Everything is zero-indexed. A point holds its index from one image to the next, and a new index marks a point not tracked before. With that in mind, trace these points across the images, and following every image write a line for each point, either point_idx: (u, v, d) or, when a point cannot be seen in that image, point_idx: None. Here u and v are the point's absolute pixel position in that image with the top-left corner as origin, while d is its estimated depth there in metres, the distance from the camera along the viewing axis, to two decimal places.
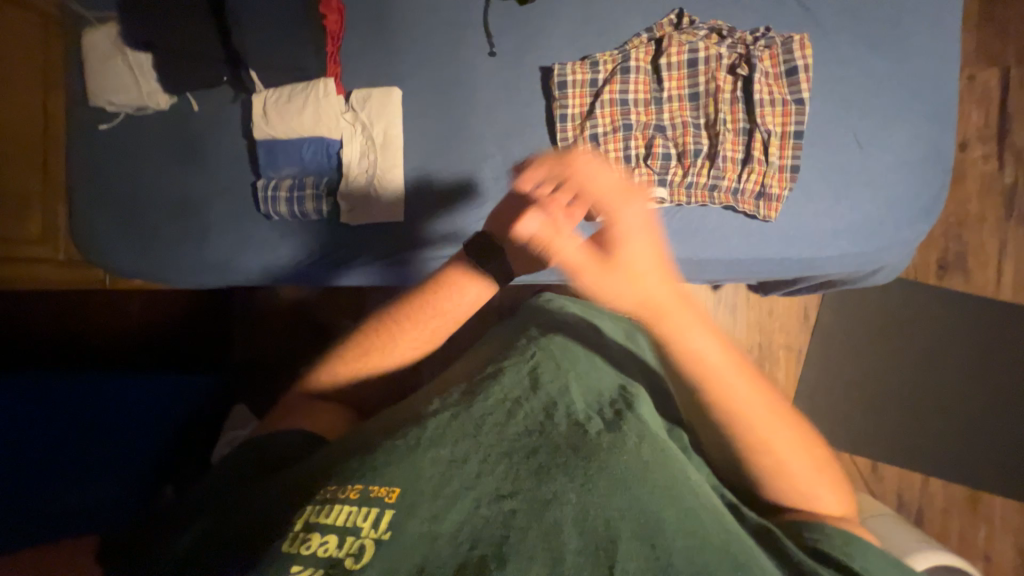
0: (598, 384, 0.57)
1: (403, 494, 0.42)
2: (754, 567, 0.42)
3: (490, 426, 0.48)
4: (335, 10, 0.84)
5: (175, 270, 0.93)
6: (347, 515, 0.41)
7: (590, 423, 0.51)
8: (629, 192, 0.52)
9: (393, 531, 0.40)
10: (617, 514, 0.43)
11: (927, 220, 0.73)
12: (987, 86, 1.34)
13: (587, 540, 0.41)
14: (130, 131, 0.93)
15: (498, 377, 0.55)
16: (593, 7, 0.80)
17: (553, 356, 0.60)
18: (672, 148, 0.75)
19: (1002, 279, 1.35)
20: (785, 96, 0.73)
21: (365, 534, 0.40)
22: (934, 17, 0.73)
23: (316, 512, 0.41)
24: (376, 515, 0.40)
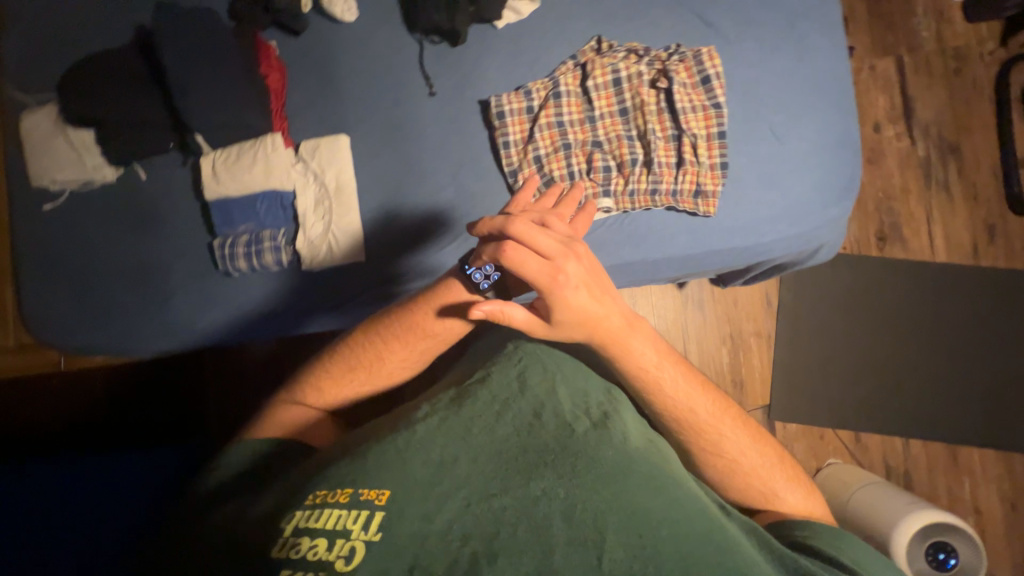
0: (584, 386, 0.63)
1: (391, 496, 0.49)
2: (714, 544, 0.50)
3: (480, 431, 0.55)
4: (276, 69, 0.88)
5: (137, 340, 0.91)
6: (337, 518, 0.48)
7: (577, 423, 0.57)
8: (568, 253, 0.56)
9: (381, 531, 0.47)
10: (605, 510, 0.49)
11: (852, 195, 0.79)
12: (887, 73, 1.48)
13: (577, 532, 0.48)
14: (76, 207, 0.92)
15: (485, 386, 0.60)
16: (520, 42, 0.86)
17: (540, 358, 0.64)
18: (610, 160, 0.81)
19: (935, 243, 1.45)
20: (704, 102, 0.79)
21: (354, 536, 0.47)
22: (821, 19, 0.82)
23: (307, 517, 0.48)
24: (365, 518, 0.47)
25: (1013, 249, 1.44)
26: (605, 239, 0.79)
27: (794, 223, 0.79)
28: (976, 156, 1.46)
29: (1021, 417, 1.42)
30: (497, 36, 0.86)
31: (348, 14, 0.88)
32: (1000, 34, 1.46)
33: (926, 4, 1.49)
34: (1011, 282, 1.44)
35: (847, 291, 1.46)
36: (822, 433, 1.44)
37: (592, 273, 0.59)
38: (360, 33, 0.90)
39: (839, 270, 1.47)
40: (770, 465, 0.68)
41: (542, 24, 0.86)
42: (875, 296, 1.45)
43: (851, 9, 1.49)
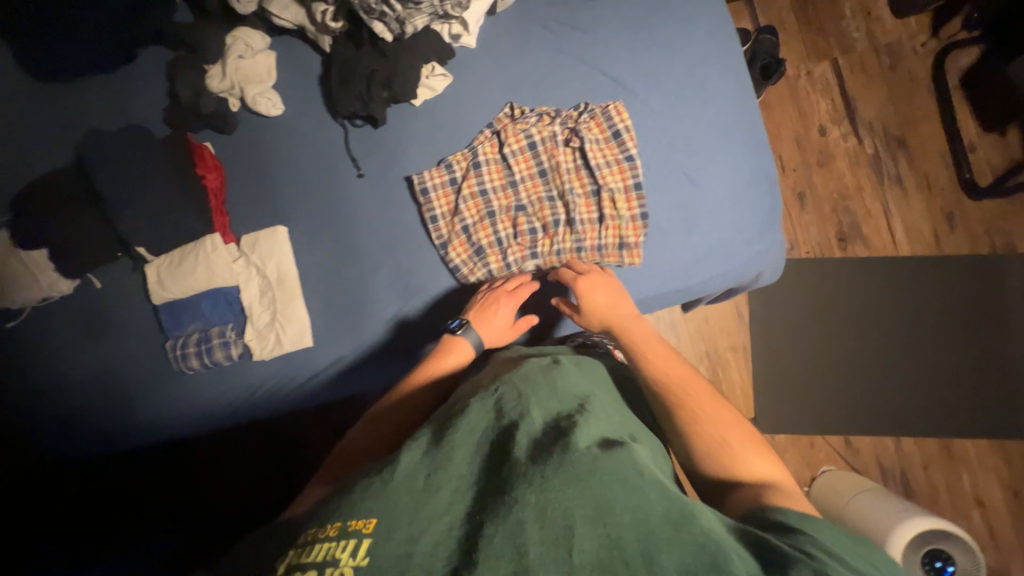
0: (562, 396, 0.61)
1: (379, 522, 0.45)
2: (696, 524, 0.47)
3: (459, 452, 0.53)
4: (212, 169, 0.91)
5: (106, 441, 0.93)
6: (325, 550, 0.44)
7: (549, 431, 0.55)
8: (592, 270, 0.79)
9: (371, 558, 0.43)
10: (575, 505, 0.46)
11: (773, 228, 0.82)
12: (824, 76, 1.51)
13: (547, 532, 0.44)
14: (30, 321, 0.94)
15: (463, 412, 0.57)
16: (438, 117, 0.89)
17: (516, 383, 0.62)
18: (535, 222, 0.84)
19: (896, 237, 1.45)
20: (616, 156, 0.81)
21: (344, 564, 0.43)
22: (721, 60, 0.84)
23: (298, 555, 0.44)
24: (355, 545, 0.44)
25: (975, 234, 1.44)
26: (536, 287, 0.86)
27: (722, 261, 0.81)
28: (924, 147, 1.47)
29: (1010, 403, 1.40)
30: (416, 113, 0.89)
31: (274, 109, 0.92)
32: (929, 27, 1.49)
33: (853, 6, 1.51)
34: (979, 266, 1.44)
35: (816, 295, 1.46)
36: (811, 441, 1.41)
37: (605, 283, 0.77)
38: (288, 124, 0.94)
39: (805, 274, 1.46)
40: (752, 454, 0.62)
41: (458, 98, 0.89)
42: (844, 295, 1.45)
43: (781, 19, 1.52)
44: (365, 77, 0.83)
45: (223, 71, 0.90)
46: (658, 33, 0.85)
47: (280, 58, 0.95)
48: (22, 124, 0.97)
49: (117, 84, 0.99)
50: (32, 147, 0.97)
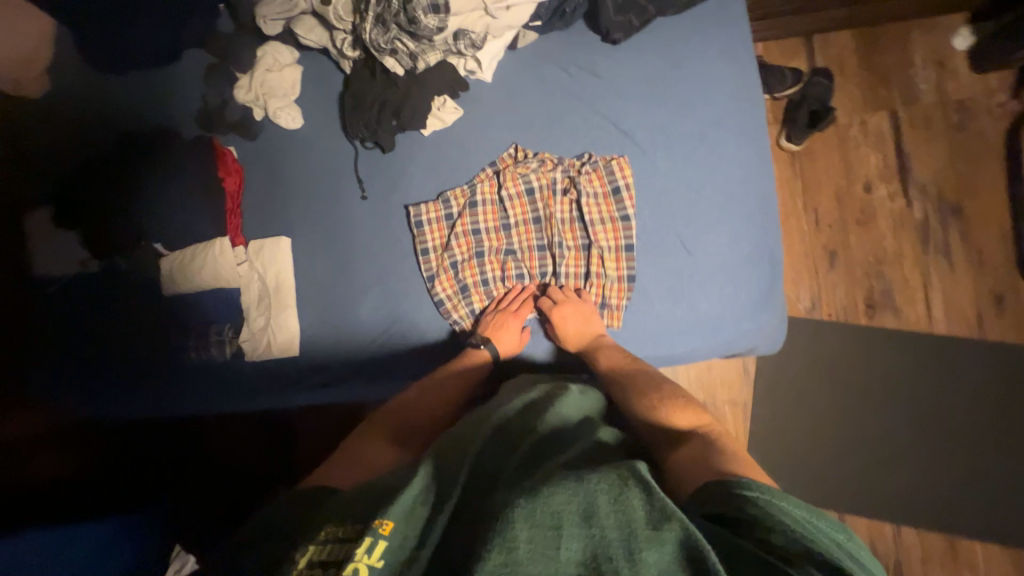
0: (563, 424, 0.63)
1: (394, 524, 0.47)
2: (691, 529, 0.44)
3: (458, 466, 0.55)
4: (232, 172, 0.97)
5: (107, 407, 0.99)
6: (341, 549, 0.46)
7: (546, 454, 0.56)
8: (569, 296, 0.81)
9: (384, 560, 0.44)
10: (563, 502, 0.45)
11: (767, 307, 0.78)
12: (879, 129, 1.39)
13: (535, 527, 0.43)
14: (61, 290, 1.04)
15: (468, 433, 0.60)
16: (444, 149, 0.90)
17: (519, 410, 0.65)
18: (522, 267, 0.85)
19: (932, 313, 1.34)
20: (611, 214, 0.80)
21: (357, 559, 0.44)
22: (737, 125, 0.80)
23: (318, 550, 0.46)
24: (370, 543, 0.45)
25: None
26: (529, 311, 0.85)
27: (706, 335, 0.78)
28: (981, 218, 1.34)
29: None
30: (424, 142, 0.90)
31: (293, 123, 0.96)
32: (1009, 87, 1.35)
33: (925, 54, 1.38)
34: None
35: (832, 361, 1.36)
36: None
37: (579, 310, 0.78)
38: (305, 138, 0.97)
39: (823, 338, 1.38)
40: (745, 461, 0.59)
41: (466, 131, 0.89)
42: (864, 365, 1.35)
43: (840, 62, 1.41)
44: (376, 106, 0.86)
45: (250, 83, 0.94)
46: (677, 89, 0.82)
47: (305, 73, 0.98)
48: (80, 113, 1.08)
49: (163, 83, 1.07)
50: (85, 134, 1.07)
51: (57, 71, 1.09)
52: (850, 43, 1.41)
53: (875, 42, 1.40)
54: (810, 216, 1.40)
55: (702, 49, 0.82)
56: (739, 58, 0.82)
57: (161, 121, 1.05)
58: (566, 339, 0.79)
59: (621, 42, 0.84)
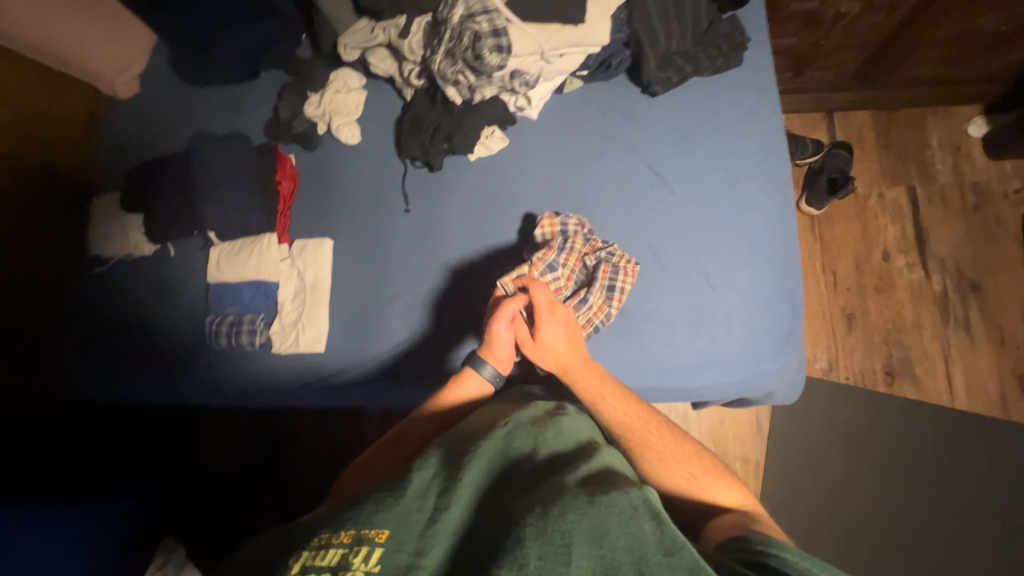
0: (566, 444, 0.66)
1: (391, 533, 0.49)
2: (693, 558, 0.49)
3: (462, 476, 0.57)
4: (288, 177, 1.04)
5: (128, 388, 1.04)
6: (338, 555, 0.47)
7: (549, 473, 0.60)
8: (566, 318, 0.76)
9: (381, 565, 0.47)
10: (573, 525, 0.49)
11: (787, 350, 0.80)
12: (897, 202, 1.45)
13: (547, 547, 0.47)
14: (114, 271, 1.12)
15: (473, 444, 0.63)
16: (487, 174, 0.97)
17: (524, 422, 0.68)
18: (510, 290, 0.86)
19: (954, 387, 1.32)
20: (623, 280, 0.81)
21: (355, 568, 0.46)
22: (762, 177, 0.85)
23: (313, 556, 0.47)
24: (367, 551, 0.47)
25: None
26: None
27: (726, 371, 0.79)
28: (1001, 296, 1.35)
29: None
30: (470, 165, 0.98)
31: (352, 138, 1.05)
32: None
33: (941, 138, 1.46)
34: None
35: None
36: None
37: (568, 327, 0.75)
38: (361, 152, 1.06)
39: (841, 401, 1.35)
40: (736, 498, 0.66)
41: (510, 159, 0.97)
42: None
43: (859, 138, 1.50)
44: (430, 128, 0.94)
45: (319, 100, 1.05)
46: (708, 139, 0.89)
47: (368, 96, 1.08)
48: (162, 114, 1.19)
49: (237, 92, 1.17)
50: (162, 132, 1.18)
51: (149, 78, 1.22)
52: (869, 121, 1.50)
53: (892, 123, 1.49)
54: (828, 277, 1.43)
55: (733, 107, 0.90)
56: (767, 117, 0.89)
57: (230, 125, 1.15)
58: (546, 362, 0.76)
59: (659, 94, 0.93)
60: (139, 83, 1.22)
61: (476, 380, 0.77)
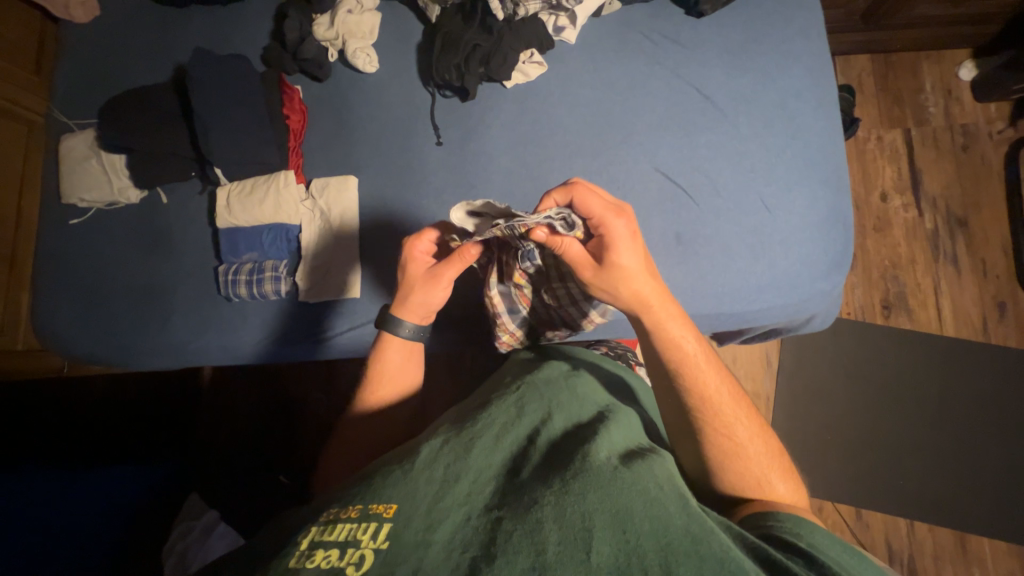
0: (579, 412, 0.64)
1: (400, 509, 0.47)
2: (721, 539, 0.47)
3: (479, 449, 0.55)
4: (297, 111, 0.94)
5: (132, 351, 0.95)
6: (347, 530, 0.45)
7: (565, 443, 0.58)
8: (615, 211, 0.65)
9: (391, 541, 0.44)
10: (593, 509, 0.47)
11: (840, 270, 0.83)
12: (894, 144, 1.50)
13: (566, 534, 0.45)
14: (98, 222, 0.99)
15: (484, 409, 0.62)
16: (526, 101, 0.91)
17: (537, 387, 0.67)
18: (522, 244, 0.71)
19: (943, 316, 1.43)
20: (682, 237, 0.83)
21: (364, 545, 0.44)
22: (810, 104, 0.87)
23: (321, 531, 0.45)
24: (375, 527, 0.45)
25: None
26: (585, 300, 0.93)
27: (782, 292, 0.82)
28: (984, 231, 1.45)
29: None
30: (505, 94, 0.92)
31: (370, 65, 0.94)
32: (1009, 115, 1.49)
33: (934, 82, 1.52)
34: None
35: (850, 358, 1.42)
36: (820, 505, 1.35)
37: (637, 248, 0.66)
38: (380, 82, 0.96)
39: (842, 334, 1.43)
40: (791, 489, 0.64)
41: (550, 85, 0.91)
42: (880, 363, 1.41)
43: (859, 82, 1.54)
44: (466, 49, 0.87)
45: (330, 21, 0.93)
46: (755, 64, 0.88)
47: (383, 19, 0.98)
48: (134, 40, 1.03)
49: (222, 14, 1.03)
50: (136, 61, 1.02)
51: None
52: (868, 65, 1.54)
53: (890, 66, 1.53)
54: None
55: (778, 31, 0.89)
56: (814, 40, 0.89)
57: (219, 51, 1.01)
58: (619, 294, 0.67)
59: (706, 15, 0.90)
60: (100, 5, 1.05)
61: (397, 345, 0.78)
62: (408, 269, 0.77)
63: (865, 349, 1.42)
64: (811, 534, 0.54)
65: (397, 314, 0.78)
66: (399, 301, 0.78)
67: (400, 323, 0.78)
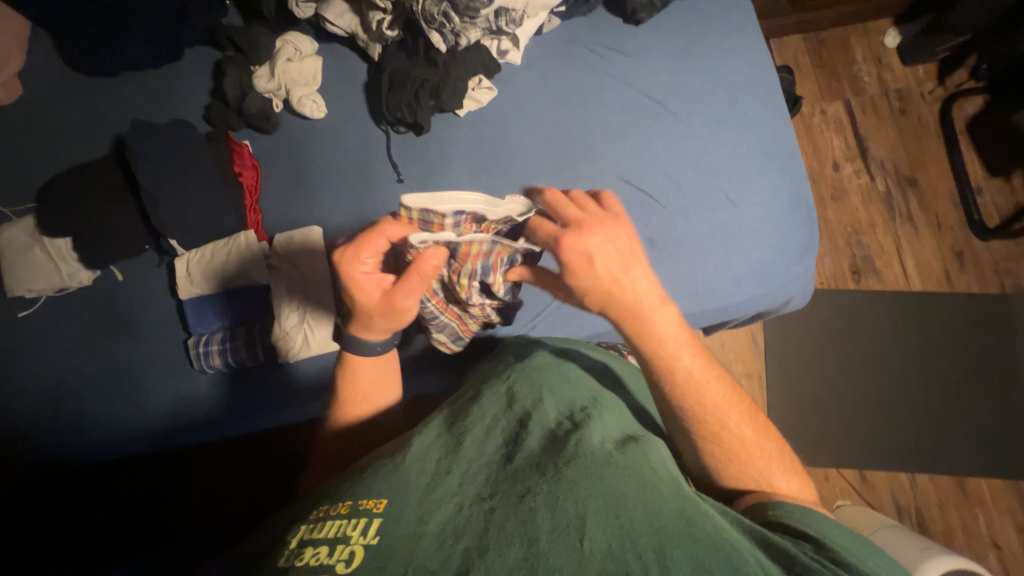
0: (569, 395, 0.61)
1: (390, 504, 0.45)
2: (713, 519, 0.46)
3: (471, 442, 0.52)
4: (249, 168, 0.91)
5: (106, 440, 0.89)
6: (337, 527, 0.44)
7: (560, 428, 0.54)
8: (588, 222, 0.63)
9: (380, 536, 0.42)
10: (586, 495, 0.44)
11: (810, 252, 0.85)
12: (837, 116, 1.57)
13: (559, 522, 0.42)
14: (50, 311, 0.94)
15: (478, 402, 0.59)
16: (482, 128, 0.91)
17: (529, 372, 0.63)
18: (489, 263, 0.73)
19: (908, 272, 1.49)
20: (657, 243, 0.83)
21: (354, 541, 0.42)
22: (755, 95, 0.89)
23: (310, 529, 0.44)
24: (365, 523, 0.43)
25: (983, 273, 1.48)
26: (571, 312, 0.91)
27: (760, 282, 0.84)
28: (933, 186, 1.53)
29: None
30: (460, 122, 0.91)
31: (317, 112, 0.92)
32: (936, 75, 1.57)
33: (864, 52, 1.59)
34: (988, 305, 1.47)
35: (830, 325, 1.46)
36: (826, 473, 1.37)
37: (608, 259, 0.61)
38: (330, 126, 0.94)
39: (819, 304, 1.47)
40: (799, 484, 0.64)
41: (503, 109, 0.91)
42: (858, 325, 1.46)
43: (796, 61, 1.60)
44: (414, 84, 0.86)
45: (271, 72, 0.91)
46: (696, 62, 0.90)
47: (325, 63, 0.96)
48: (64, 117, 0.98)
49: (156, 78, 0.99)
50: (70, 137, 0.98)
51: (35, 75, 1.00)
52: (802, 45, 1.60)
53: (822, 43, 1.60)
54: None
55: (715, 29, 0.92)
56: (751, 34, 0.93)
57: (158, 117, 0.97)
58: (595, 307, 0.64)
59: (643, 22, 0.92)
60: (22, 83, 0.99)
61: (365, 364, 0.75)
62: (357, 297, 0.69)
63: (843, 315, 1.46)
64: (819, 521, 0.53)
65: (359, 333, 0.73)
66: (356, 323, 0.72)
67: (368, 342, 0.73)
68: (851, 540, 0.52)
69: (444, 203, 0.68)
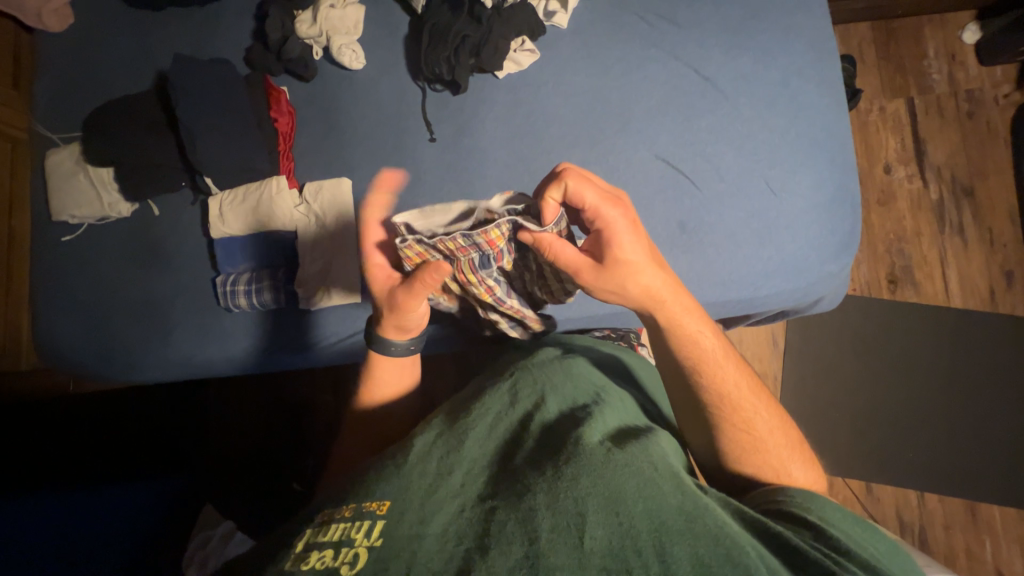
0: (571, 393, 0.60)
1: (393, 504, 0.44)
2: (716, 517, 0.45)
3: (473, 440, 0.53)
4: (286, 113, 0.91)
5: (136, 365, 0.94)
6: (341, 529, 0.43)
7: (559, 426, 0.54)
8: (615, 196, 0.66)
9: (383, 537, 0.41)
10: (586, 493, 0.44)
11: (849, 251, 0.82)
12: (897, 114, 1.47)
13: (559, 520, 0.42)
14: (91, 238, 0.98)
15: (479, 399, 0.59)
16: (521, 92, 0.88)
17: (530, 369, 0.64)
18: (491, 252, 0.66)
19: (950, 287, 1.41)
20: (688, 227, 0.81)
21: (357, 543, 0.41)
22: (813, 80, 0.84)
23: (315, 532, 0.43)
24: (368, 524, 0.42)
25: None
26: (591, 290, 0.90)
27: (790, 277, 0.81)
28: (991, 199, 1.43)
29: None
30: (498, 85, 0.89)
31: (356, 62, 0.91)
32: (1015, 78, 1.45)
33: (937, 47, 1.48)
34: None
35: (857, 333, 1.41)
36: (831, 482, 1.35)
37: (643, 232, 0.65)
38: (367, 79, 0.93)
39: (848, 311, 1.42)
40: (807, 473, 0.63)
41: (543, 74, 0.88)
42: (887, 336, 1.40)
43: (859, 52, 1.49)
44: (456, 40, 0.84)
45: (313, 17, 0.90)
46: (753, 39, 0.85)
47: (367, 12, 0.94)
48: (110, 49, 1.00)
49: (199, 16, 0.99)
50: (115, 71, 0.99)
51: (85, 6, 1.02)
52: (869, 34, 1.49)
53: (892, 33, 1.49)
54: None
55: (778, 5, 0.86)
56: (816, 13, 0.86)
57: (199, 56, 0.98)
58: (628, 293, 0.64)
59: None
60: (72, 12, 1.01)
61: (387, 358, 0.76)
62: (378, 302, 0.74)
63: (872, 325, 1.41)
64: (822, 508, 0.53)
65: (383, 334, 0.75)
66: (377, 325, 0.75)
67: (388, 343, 0.74)
68: (854, 529, 0.51)
69: (429, 219, 0.67)
